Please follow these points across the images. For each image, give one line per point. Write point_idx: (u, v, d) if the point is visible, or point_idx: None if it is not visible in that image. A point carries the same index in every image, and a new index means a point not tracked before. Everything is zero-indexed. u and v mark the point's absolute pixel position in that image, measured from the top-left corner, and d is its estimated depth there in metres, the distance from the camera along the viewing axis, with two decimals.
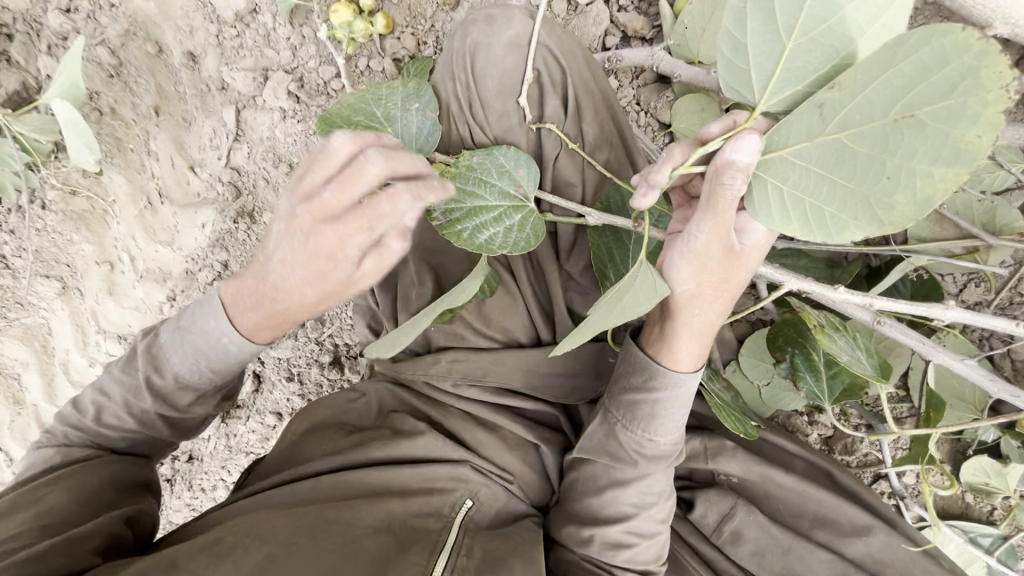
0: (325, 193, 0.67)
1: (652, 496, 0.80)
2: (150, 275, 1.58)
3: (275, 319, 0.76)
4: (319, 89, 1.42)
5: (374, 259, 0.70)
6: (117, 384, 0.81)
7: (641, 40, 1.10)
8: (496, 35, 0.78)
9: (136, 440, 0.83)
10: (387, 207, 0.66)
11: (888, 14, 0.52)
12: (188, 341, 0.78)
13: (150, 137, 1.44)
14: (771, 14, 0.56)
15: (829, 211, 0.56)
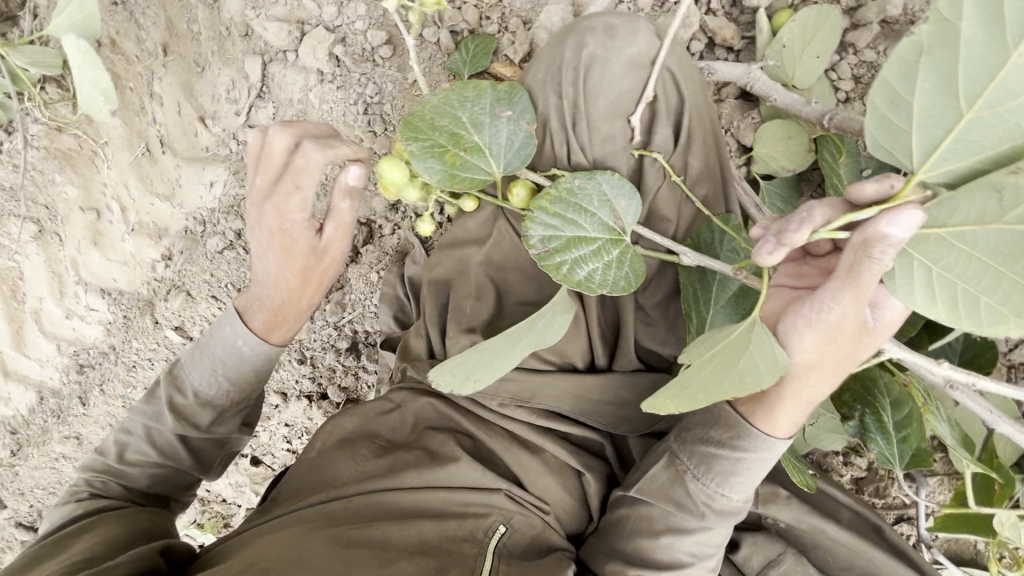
0: (256, 178, 0.78)
1: (709, 547, 0.78)
2: (143, 229, 1.38)
3: (285, 312, 0.84)
4: (364, 55, 1.29)
5: (335, 223, 0.81)
6: (140, 415, 0.86)
7: (727, 50, 1.02)
8: (616, 50, 0.73)
9: (160, 476, 0.87)
10: (302, 164, 0.73)
11: None
12: (208, 356, 0.84)
13: (153, 79, 1.28)
14: (951, 78, 0.50)
15: (988, 301, 0.54)
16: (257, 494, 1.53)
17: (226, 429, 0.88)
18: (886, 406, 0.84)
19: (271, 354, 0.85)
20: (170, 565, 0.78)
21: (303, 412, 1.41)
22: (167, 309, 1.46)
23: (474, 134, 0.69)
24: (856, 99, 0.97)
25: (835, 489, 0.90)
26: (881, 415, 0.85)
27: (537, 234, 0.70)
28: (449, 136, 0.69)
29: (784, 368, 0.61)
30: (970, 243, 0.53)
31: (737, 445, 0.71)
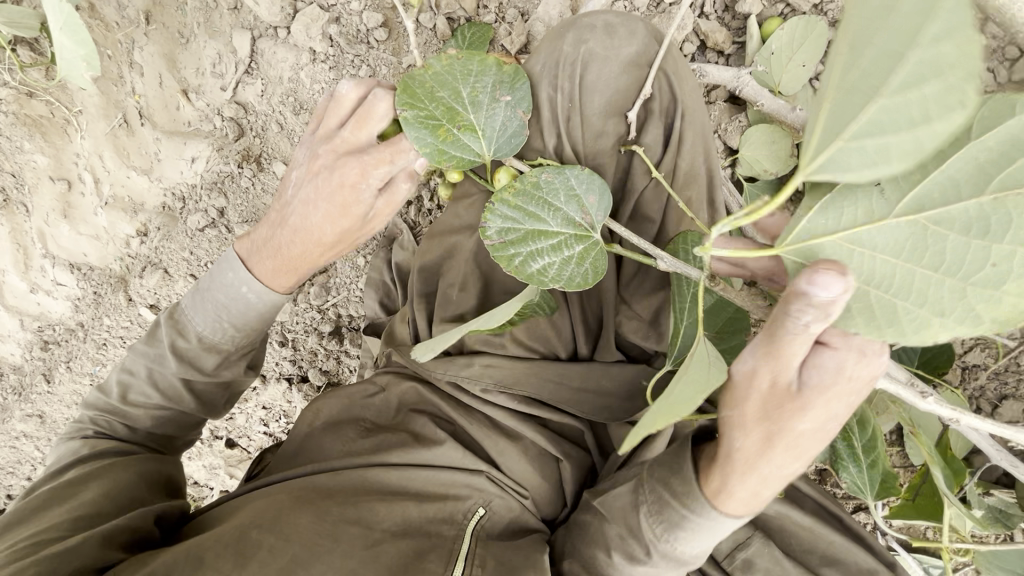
0: (344, 132, 0.76)
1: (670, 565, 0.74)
2: (117, 203, 1.34)
3: (292, 265, 0.82)
4: (358, 35, 1.27)
5: (388, 199, 0.80)
6: (139, 357, 0.85)
7: (718, 53, 1.06)
8: (614, 51, 0.75)
9: (162, 415, 0.86)
10: (409, 145, 0.74)
11: (929, 62, 0.36)
12: (209, 298, 0.82)
13: (134, 47, 1.24)
14: (859, 56, 0.39)
15: (907, 307, 0.46)
16: (232, 477, 1.51)
17: (233, 372, 0.87)
18: (854, 431, 0.81)
19: (275, 300, 0.84)
20: (163, 533, 0.79)
21: (282, 395, 1.41)
22: (142, 285, 1.41)
23: (470, 114, 0.69)
24: None
25: (801, 481, 0.94)
26: (850, 440, 0.81)
27: (495, 225, 0.71)
28: (444, 110, 0.69)
29: (716, 387, 0.51)
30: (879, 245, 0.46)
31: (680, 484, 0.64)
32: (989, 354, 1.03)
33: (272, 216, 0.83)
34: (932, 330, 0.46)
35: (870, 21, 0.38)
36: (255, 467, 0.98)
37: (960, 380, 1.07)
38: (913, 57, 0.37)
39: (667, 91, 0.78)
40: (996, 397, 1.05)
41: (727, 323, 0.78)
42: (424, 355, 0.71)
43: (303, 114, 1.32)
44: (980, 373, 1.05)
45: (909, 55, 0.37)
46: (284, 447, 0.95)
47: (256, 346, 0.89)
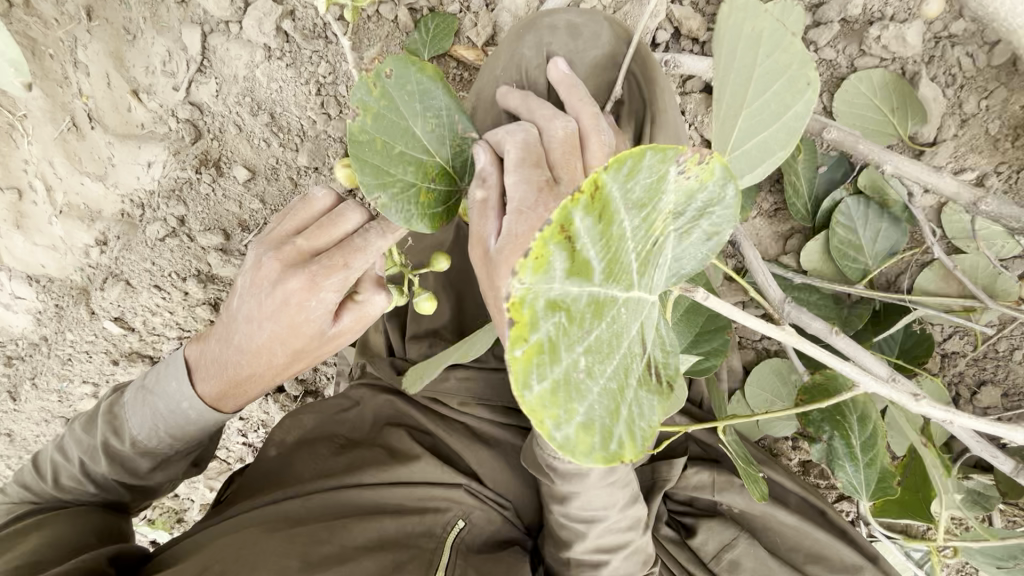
0: (298, 240, 0.66)
1: (596, 510, 0.74)
2: (72, 212, 1.26)
3: (239, 386, 0.74)
4: (315, 29, 1.20)
5: (357, 314, 0.70)
6: (75, 443, 0.78)
7: (693, 41, 1.02)
8: (580, 53, 0.72)
9: (98, 500, 0.81)
10: (359, 246, 0.63)
11: (780, 82, 0.44)
12: (149, 403, 0.75)
13: (77, 45, 1.15)
14: (748, 75, 0.46)
15: (621, 409, 0.32)
16: (212, 489, 1.48)
17: (168, 474, 0.81)
18: (850, 427, 0.81)
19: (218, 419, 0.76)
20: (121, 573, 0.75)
21: (259, 405, 1.37)
22: (104, 298, 1.34)
23: (438, 156, 0.62)
24: (814, 96, 0.98)
25: (786, 477, 0.94)
26: (849, 436, 0.81)
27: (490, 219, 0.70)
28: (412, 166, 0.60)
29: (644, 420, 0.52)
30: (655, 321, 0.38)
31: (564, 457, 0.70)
32: (967, 342, 1.03)
33: (219, 329, 0.73)
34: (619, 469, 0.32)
35: (748, 44, 0.45)
36: (224, 493, 0.91)
37: (940, 367, 1.07)
38: (775, 84, 0.45)
39: (635, 92, 0.74)
40: (975, 383, 1.05)
41: (706, 323, 0.81)
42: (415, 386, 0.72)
43: (261, 114, 1.25)
44: (959, 360, 1.05)
45: (775, 84, 0.45)
46: (256, 468, 0.88)
47: (203, 445, 0.82)
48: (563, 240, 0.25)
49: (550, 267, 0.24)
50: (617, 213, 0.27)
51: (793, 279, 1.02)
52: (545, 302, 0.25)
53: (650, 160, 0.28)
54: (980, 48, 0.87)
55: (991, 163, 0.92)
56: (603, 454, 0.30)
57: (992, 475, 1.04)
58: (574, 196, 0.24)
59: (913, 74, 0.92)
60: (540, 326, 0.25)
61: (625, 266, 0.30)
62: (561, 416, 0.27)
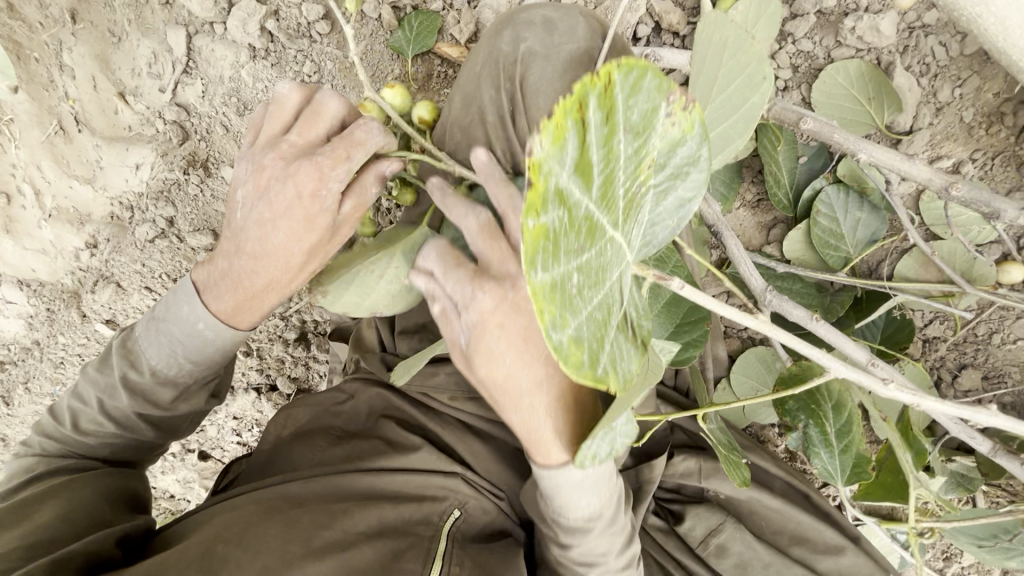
0: (292, 137, 0.67)
1: (595, 557, 0.74)
2: (62, 215, 1.26)
3: (254, 298, 0.71)
4: (299, 29, 1.21)
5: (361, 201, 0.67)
6: (91, 384, 0.77)
7: (673, 34, 1.03)
8: (557, 48, 0.73)
9: (118, 444, 0.79)
10: (361, 136, 0.64)
11: (741, 78, 0.46)
12: (161, 331, 0.74)
13: (62, 48, 1.16)
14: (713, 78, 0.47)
15: (601, 339, 0.34)
16: (206, 489, 1.49)
17: (192, 404, 0.80)
18: (828, 413, 0.83)
19: (235, 338, 0.75)
20: (128, 554, 0.72)
21: (252, 404, 1.38)
22: (95, 301, 1.35)
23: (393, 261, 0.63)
24: (793, 88, 0.99)
25: (771, 463, 0.96)
26: (824, 425, 0.83)
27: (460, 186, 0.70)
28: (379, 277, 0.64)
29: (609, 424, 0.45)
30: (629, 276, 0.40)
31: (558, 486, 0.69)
32: (947, 326, 1.05)
33: (222, 247, 0.71)
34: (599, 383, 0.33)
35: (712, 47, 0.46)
36: (223, 480, 0.91)
37: (921, 353, 1.09)
38: (736, 82, 0.46)
39: None
40: (956, 367, 1.07)
41: (688, 314, 0.81)
42: (404, 378, 0.70)
43: (247, 115, 1.26)
44: (939, 344, 1.07)
45: (735, 83, 0.46)
46: (252, 457, 0.90)
47: (220, 374, 0.81)
48: (578, 125, 0.26)
49: (565, 146, 0.25)
50: (618, 127, 0.29)
51: (776, 268, 1.03)
52: (558, 184, 0.25)
53: (649, 86, 0.30)
54: (952, 38, 0.89)
55: (967, 150, 0.93)
56: (585, 372, 0.31)
57: (973, 457, 1.05)
58: (592, 80, 0.26)
59: (888, 64, 0.93)
60: (548, 212, 0.25)
61: (615, 190, 0.31)
62: (556, 316, 0.28)
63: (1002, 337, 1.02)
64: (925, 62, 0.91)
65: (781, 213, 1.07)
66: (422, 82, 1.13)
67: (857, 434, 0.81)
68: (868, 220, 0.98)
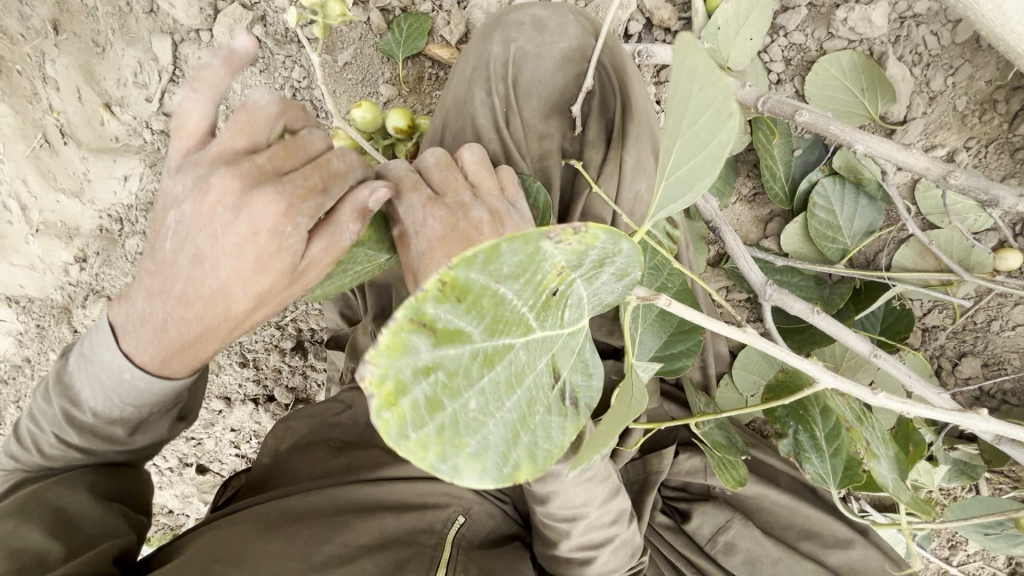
0: (256, 156, 0.54)
1: (578, 508, 0.72)
2: (50, 229, 1.24)
3: (185, 348, 0.60)
4: (287, 35, 1.19)
5: (325, 244, 0.52)
6: (40, 414, 0.68)
7: (664, 30, 1.03)
8: (550, 48, 0.74)
9: (88, 465, 0.71)
10: (338, 166, 0.55)
11: (704, 123, 0.36)
12: (95, 372, 0.63)
13: (45, 60, 1.13)
14: (682, 110, 0.38)
15: (523, 433, 0.33)
16: (205, 503, 1.47)
17: (153, 435, 0.71)
18: (816, 418, 0.82)
19: (174, 386, 0.64)
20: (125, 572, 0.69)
21: (250, 415, 1.37)
22: (86, 315, 1.32)
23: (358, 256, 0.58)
24: (786, 80, 0.99)
25: (773, 456, 0.97)
26: (813, 429, 0.83)
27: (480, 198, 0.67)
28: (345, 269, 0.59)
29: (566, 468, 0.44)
30: (569, 344, 0.37)
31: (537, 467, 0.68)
32: (946, 315, 1.05)
33: (143, 283, 0.59)
34: (520, 473, 0.32)
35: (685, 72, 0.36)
36: (223, 496, 0.89)
37: (921, 342, 1.09)
38: (702, 121, 0.36)
39: (601, 94, 0.76)
40: (956, 355, 1.07)
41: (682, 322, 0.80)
42: None
43: None
44: (939, 333, 1.07)
45: (702, 122, 0.36)
46: (252, 472, 0.88)
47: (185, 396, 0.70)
48: (423, 319, 0.25)
49: (413, 340, 0.25)
50: (488, 283, 0.28)
51: (775, 262, 1.03)
52: (414, 367, 0.26)
53: (514, 242, 0.27)
54: (943, 26, 0.89)
55: (961, 138, 0.93)
56: (494, 480, 0.31)
57: (976, 445, 1.05)
58: (428, 285, 0.25)
59: (880, 54, 0.93)
60: (410, 389, 0.26)
61: (507, 322, 0.30)
62: (445, 452, 0.28)
63: (1001, 324, 1.02)
64: (915, 48, 0.92)
65: (777, 206, 1.07)
66: (414, 85, 1.13)
67: (846, 436, 0.78)
68: (864, 210, 0.98)
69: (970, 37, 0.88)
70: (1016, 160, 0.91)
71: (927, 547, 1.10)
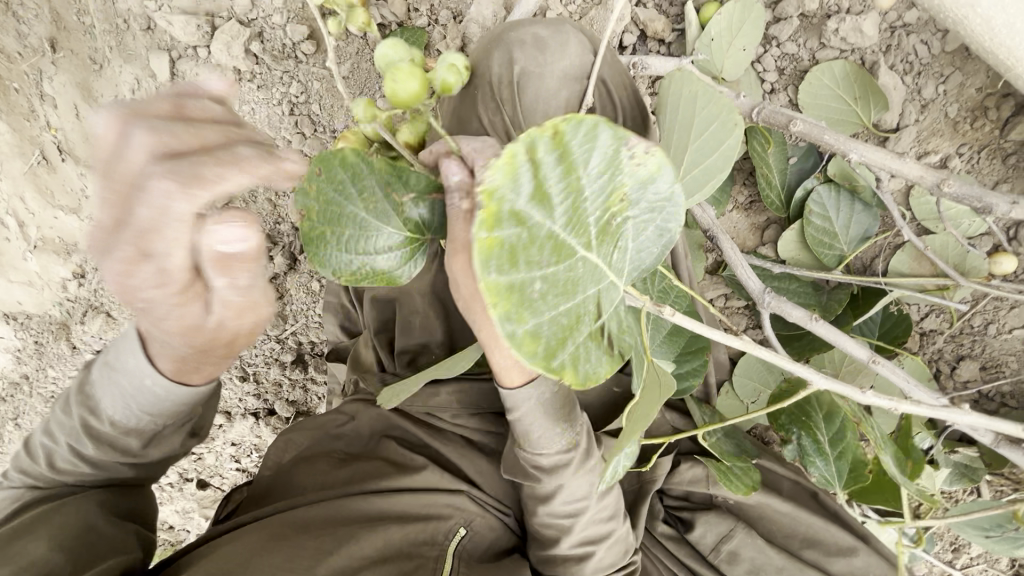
0: (101, 217, 0.54)
1: (577, 502, 0.77)
2: (48, 245, 1.24)
3: (195, 360, 0.66)
4: (284, 51, 1.19)
5: (242, 293, 0.60)
6: (58, 426, 0.69)
7: (659, 42, 1.03)
8: (546, 64, 0.74)
9: (98, 480, 0.73)
10: (159, 209, 0.51)
11: (713, 124, 0.57)
12: (114, 380, 0.66)
13: (43, 78, 1.14)
14: (692, 121, 0.58)
15: (566, 342, 0.38)
16: (206, 518, 1.46)
17: (163, 450, 0.73)
18: (820, 423, 0.84)
19: (189, 395, 0.68)
20: None
21: (250, 429, 1.36)
22: (85, 331, 1.32)
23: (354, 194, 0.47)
24: (780, 90, 1.01)
25: (776, 463, 0.97)
26: (815, 434, 0.85)
27: None
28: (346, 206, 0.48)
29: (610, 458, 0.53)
30: (614, 292, 0.44)
31: (546, 463, 0.74)
32: (943, 320, 1.06)
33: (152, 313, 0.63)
34: (557, 370, 0.37)
35: (690, 98, 0.59)
36: (225, 509, 0.88)
37: (919, 346, 1.09)
38: (712, 125, 0.57)
39: (600, 108, 0.77)
40: (954, 359, 1.08)
41: (690, 343, 0.84)
42: (389, 403, 0.73)
43: None
44: (937, 337, 1.07)
45: (711, 125, 0.57)
46: (253, 485, 0.88)
47: (198, 413, 0.74)
48: (523, 170, 0.31)
49: (518, 180, 0.31)
50: (578, 166, 0.34)
51: (772, 269, 1.04)
52: (513, 207, 0.31)
53: (608, 133, 0.34)
54: (933, 36, 0.90)
55: (953, 145, 0.94)
56: (535, 360, 0.35)
57: (976, 448, 1.06)
58: (540, 132, 0.31)
59: (872, 63, 0.94)
60: (504, 227, 0.31)
61: (584, 220, 0.36)
62: (510, 310, 0.32)
63: (997, 327, 1.03)
64: (906, 58, 0.93)
65: (774, 214, 1.08)
66: None
67: (852, 442, 0.81)
68: (861, 216, 0.99)
69: (959, 48, 0.89)
70: (1008, 166, 0.92)
71: (930, 552, 1.10)
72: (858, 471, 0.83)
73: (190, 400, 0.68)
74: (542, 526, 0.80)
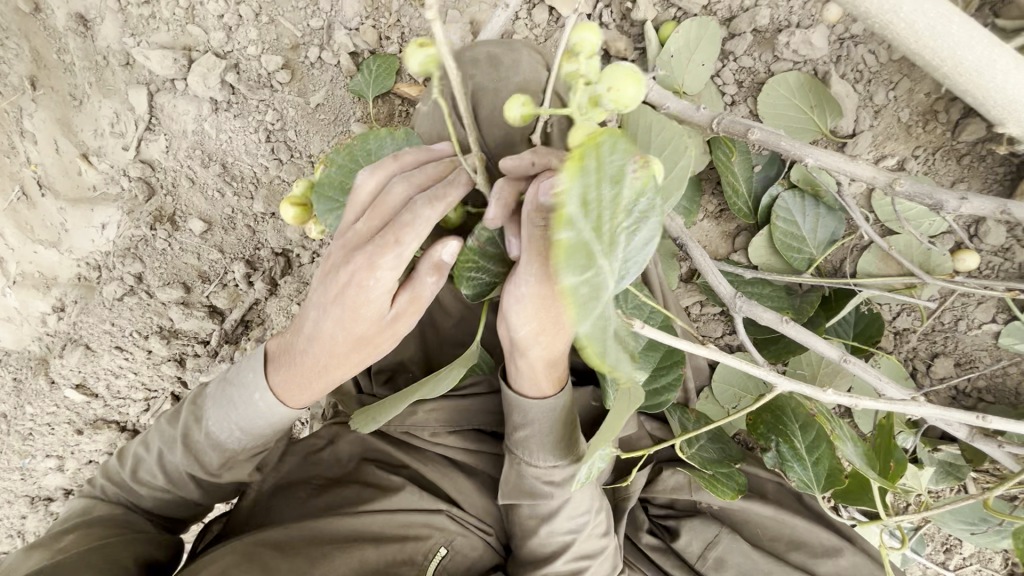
0: (357, 223, 0.62)
1: (580, 517, 0.78)
2: (27, 280, 1.23)
3: (310, 374, 0.68)
4: (259, 80, 1.22)
5: (410, 294, 0.64)
6: (158, 435, 0.75)
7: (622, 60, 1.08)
8: (504, 81, 0.77)
9: (167, 501, 0.76)
10: (408, 221, 0.58)
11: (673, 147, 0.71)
12: (226, 395, 0.71)
13: (22, 114, 1.15)
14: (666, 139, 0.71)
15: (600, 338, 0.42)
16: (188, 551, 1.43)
17: (235, 476, 0.76)
18: (796, 431, 0.85)
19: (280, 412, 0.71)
20: None
21: None
22: (64, 365, 1.30)
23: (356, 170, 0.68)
24: (740, 101, 1.04)
25: (757, 467, 0.97)
26: (792, 441, 0.85)
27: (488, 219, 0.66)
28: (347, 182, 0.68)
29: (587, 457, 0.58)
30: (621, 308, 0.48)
31: (558, 478, 0.76)
32: (915, 318, 1.08)
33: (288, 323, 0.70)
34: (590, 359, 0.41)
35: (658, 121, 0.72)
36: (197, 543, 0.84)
37: (894, 345, 1.11)
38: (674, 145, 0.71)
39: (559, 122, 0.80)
40: (928, 356, 1.09)
41: (664, 358, 0.85)
42: (365, 426, 0.73)
43: (212, 166, 1.26)
44: (910, 336, 1.09)
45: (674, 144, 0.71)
46: (232, 515, 0.84)
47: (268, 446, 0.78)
48: (589, 178, 0.36)
49: (581, 182, 0.36)
50: (624, 181, 0.38)
51: (745, 275, 1.05)
52: (576, 206, 0.36)
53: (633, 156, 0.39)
54: (879, 46, 0.95)
55: (909, 148, 0.98)
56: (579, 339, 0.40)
57: (957, 445, 1.07)
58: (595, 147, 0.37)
59: (824, 73, 0.98)
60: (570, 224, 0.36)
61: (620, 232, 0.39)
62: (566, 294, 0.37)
63: (967, 323, 1.05)
64: (854, 65, 0.97)
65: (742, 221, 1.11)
66: (386, 120, 1.24)
67: (827, 448, 0.82)
68: (826, 220, 1.01)
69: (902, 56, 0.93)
70: (963, 166, 0.95)
71: (922, 553, 1.10)
72: (837, 476, 0.83)
73: (288, 420, 0.73)
74: (540, 538, 0.80)
